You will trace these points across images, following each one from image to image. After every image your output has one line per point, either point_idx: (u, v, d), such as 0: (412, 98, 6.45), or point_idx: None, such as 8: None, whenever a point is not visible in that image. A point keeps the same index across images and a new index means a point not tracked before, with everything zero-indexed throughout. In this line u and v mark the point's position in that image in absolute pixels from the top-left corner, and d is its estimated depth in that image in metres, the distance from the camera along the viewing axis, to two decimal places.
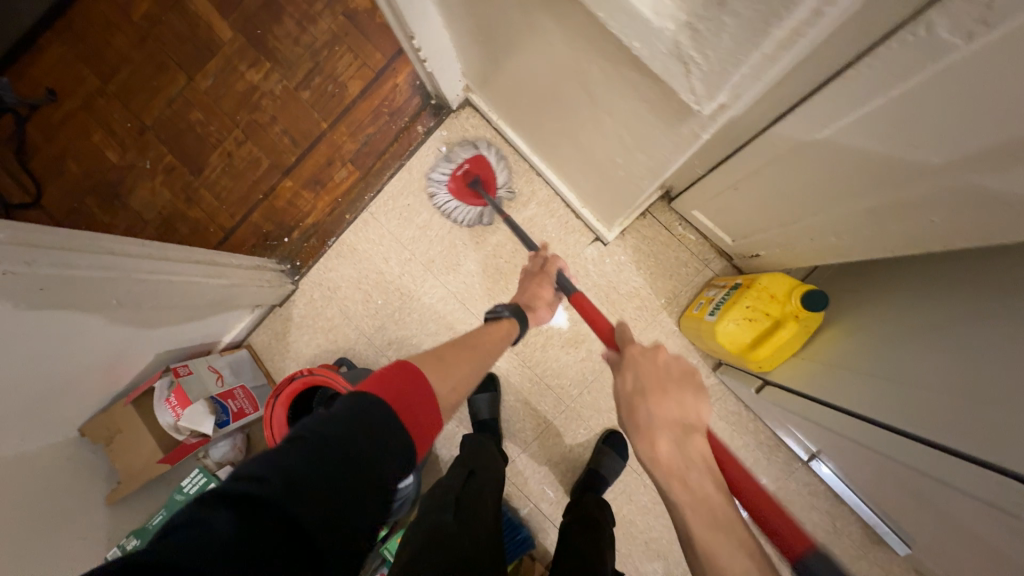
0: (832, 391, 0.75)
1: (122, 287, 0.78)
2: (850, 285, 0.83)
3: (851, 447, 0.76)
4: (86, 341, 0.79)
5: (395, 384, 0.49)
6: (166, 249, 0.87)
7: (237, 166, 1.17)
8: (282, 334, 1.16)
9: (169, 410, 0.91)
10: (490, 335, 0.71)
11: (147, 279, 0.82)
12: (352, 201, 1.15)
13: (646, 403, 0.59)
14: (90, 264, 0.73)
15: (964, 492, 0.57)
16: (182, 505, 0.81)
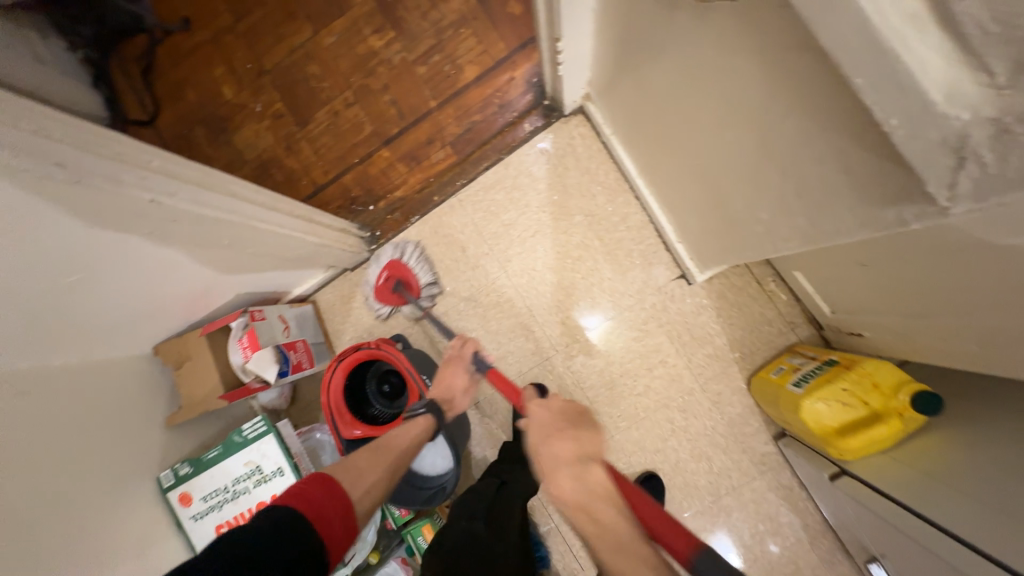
0: (917, 496, 0.69)
1: (234, 229, 0.81)
2: (969, 394, 0.75)
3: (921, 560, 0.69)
4: (190, 272, 0.83)
5: (306, 492, 0.61)
6: (278, 200, 0.90)
7: (341, 127, 1.19)
8: (348, 298, 1.18)
9: (239, 350, 0.94)
10: (405, 431, 0.79)
11: (256, 228, 0.84)
12: (442, 184, 1.15)
13: (550, 446, 0.69)
14: (217, 205, 0.76)
15: None
16: (238, 447, 0.82)
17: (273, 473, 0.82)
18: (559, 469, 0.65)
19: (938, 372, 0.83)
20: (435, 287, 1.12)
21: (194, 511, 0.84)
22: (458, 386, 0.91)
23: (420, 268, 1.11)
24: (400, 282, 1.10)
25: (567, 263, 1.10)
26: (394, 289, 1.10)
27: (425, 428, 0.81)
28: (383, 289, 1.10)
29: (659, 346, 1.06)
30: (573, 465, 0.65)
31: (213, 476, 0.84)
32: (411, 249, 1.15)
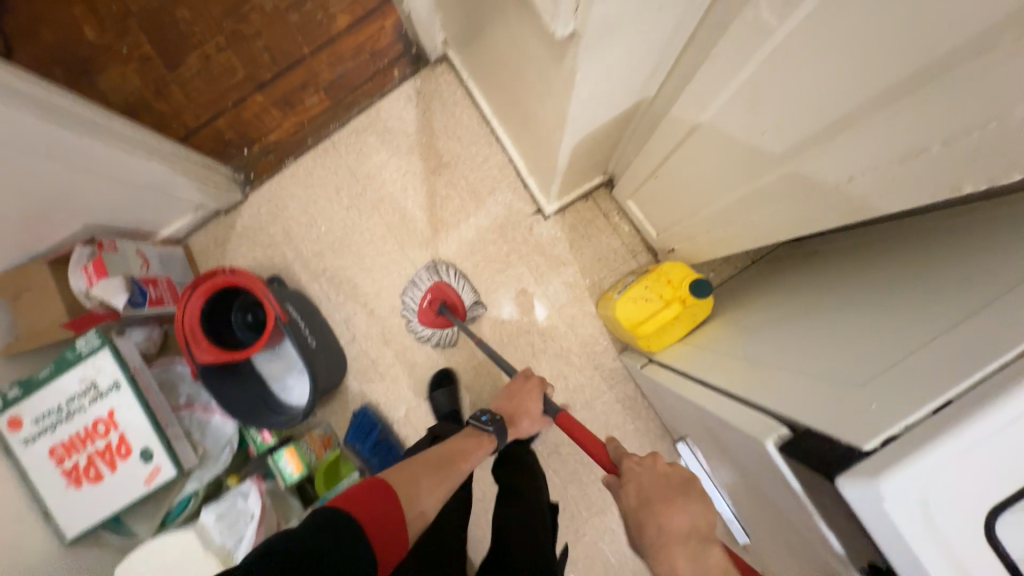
0: (690, 362, 0.78)
1: (52, 134, 0.79)
2: (769, 298, 0.81)
3: (686, 419, 0.78)
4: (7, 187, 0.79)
5: (361, 495, 0.57)
6: (105, 112, 0.87)
7: (213, 72, 1.19)
8: (222, 241, 1.18)
9: (84, 278, 0.92)
10: (464, 445, 0.76)
11: (83, 133, 0.82)
12: (316, 128, 1.19)
13: (654, 512, 0.55)
14: (16, 96, 0.73)
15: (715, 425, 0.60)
16: (70, 364, 0.81)
17: (111, 387, 0.82)
18: (669, 534, 0.54)
19: (760, 288, 0.90)
20: (480, 306, 1.13)
21: (25, 435, 0.82)
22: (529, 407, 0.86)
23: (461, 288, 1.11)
24: (446, 305, 1.10)
25: (435, 202, 1.17)
26: (440, 311, 1.10)
27: (481, 444, 0.77)
28: (427, 311, 1.09)
29: (520, 276, 1.15)
30: (680, 520, 0.54)
31: (44, 396, 0.82)
32: (445, 268, 1.12)
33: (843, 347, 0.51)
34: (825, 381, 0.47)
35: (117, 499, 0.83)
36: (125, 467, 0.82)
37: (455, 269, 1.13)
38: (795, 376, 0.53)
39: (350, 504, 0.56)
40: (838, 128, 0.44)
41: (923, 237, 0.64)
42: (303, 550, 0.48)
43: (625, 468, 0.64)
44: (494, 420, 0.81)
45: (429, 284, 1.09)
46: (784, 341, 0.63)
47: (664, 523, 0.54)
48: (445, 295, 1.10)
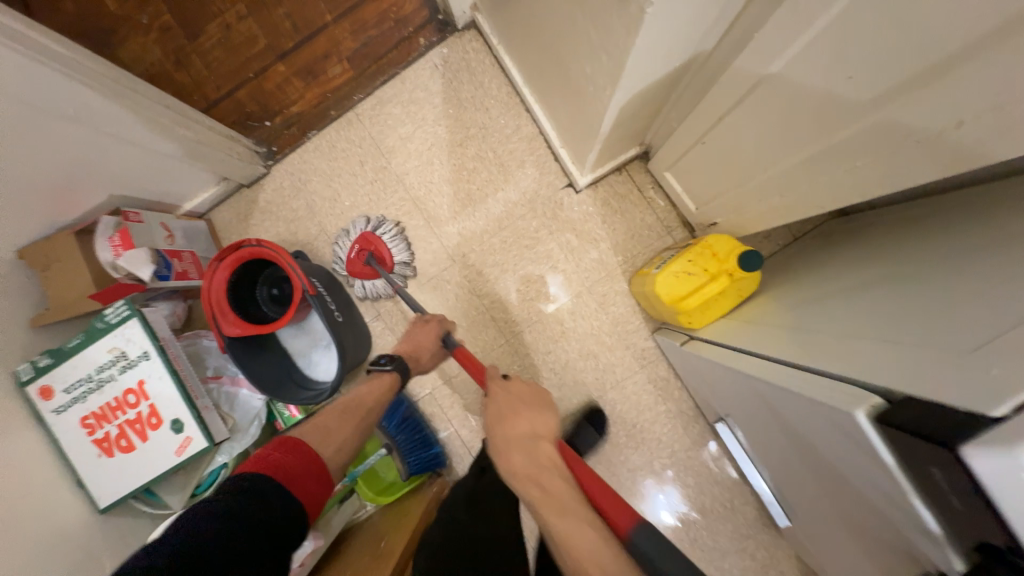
0: (739, 336, 0.75)
1: (80, 97, 0.78)
2: (829, 267, 0.77)
3: (733, 394, 0.75)
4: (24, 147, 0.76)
5: (274, 457, 0.64)
6: (135, 80, 0.84)
7: (234, 40, 1.15)
8: (245, 216, 1.16)
9: (111, 248, 0.91)
10: (369, 389, 0.82)
11: (95, 92, 0.79)
12: (340, 99, 1.15)
13: (501, 428, 0.66)
14: (50, 58, 0.71)
15: (775, 396, 0.58)
16: (100, 334, 0.80)
17: (140, 358, 0.81)
18: (510, 446, 0.64)
19: (813, 258, 0.85)
20: (409, 265, 1.10)
21: (56, 405, 0.81)
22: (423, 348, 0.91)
23: (392, 241, 1.08)
24: (374, 256, 1.09)
25: (462, 175, 1.13)
26: (367, 262, 1.08)
27: (388, 390, 0.83)
28: (355, 261, 1.08)
29: (549, 252, 1.11)
30: (519, 440, 0.64)
31: (76, 366, 0.82)
32: (388, 225, 1.09)
33: (928, 317, 0.47)
34: (918, 352, 0.43)
35: (149, 470, 0.82)
36: (156, 438, 0.82)
37: (399, 230, 1.11)
38: (876, 342, 0.49)
39: (263, 461, 0.64)
40: (948, 66, 0.39)
41: (996, 204, 0.59)
42: (236, 512, 0.56)
43: (490, 389, 0.73)
44: (393, 360, 0.86)
45: (356, 235, 1.08)
46: (850, 312, 0.58)
47: (513, 442, 0.64)
48: (372, 246, 1.08)
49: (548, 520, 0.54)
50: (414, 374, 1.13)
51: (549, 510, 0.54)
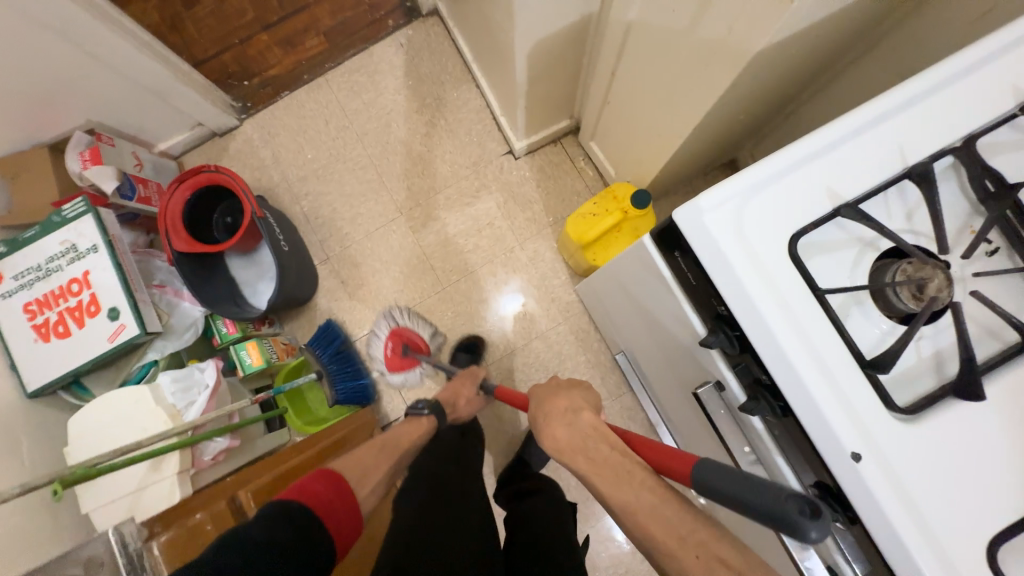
0: None
1: (68, 17, 0.87)
2: None
3: (616, 309, 0.84)
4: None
5: (314, 486, 0.56)
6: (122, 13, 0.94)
7: (225, 11, 1.31)
8: (213, 161, 1.27)
9: (83, 161, 1.01)
10: (408, 428, 0.77)
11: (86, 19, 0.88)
12: (313, 67, 1.30)
13: (541, 409, 0.60)
14: None
15: (622, 279, 0.67)
16: (56, 225, 0.88)
17: (89, 250, 0.88)
18: (550, 421, 0.58)
19: None
20: (439, 335, 1.16)
21: (3, 290, 0.88)
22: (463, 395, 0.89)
23: (420, 328, 1.14)
24: (408, 347, 1.13)
25: (416, 137, 1.25)
26: (403, 354, 1.12)
27: (424, 430, 0.77)
28: (391, 357, 1.12)
29: (489, 211, 1.22)
30: (562, 415, 0.57)
31: (27, 255, 0.89)
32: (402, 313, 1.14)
33: None
34: None
35: (79, 356, 0.88)
36: (92, 325, 0.88)
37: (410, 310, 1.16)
38: None
39: (299, 492, 0.55)
40: None
41: None
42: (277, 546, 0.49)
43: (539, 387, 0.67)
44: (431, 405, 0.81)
45: (386, 332, 1.12)
46: None
47: (556, 418, 0.58)
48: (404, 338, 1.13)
49: (593, 481, 0.50)
50: (356, 313, 1.21)
51: (597, 475, 0.50)
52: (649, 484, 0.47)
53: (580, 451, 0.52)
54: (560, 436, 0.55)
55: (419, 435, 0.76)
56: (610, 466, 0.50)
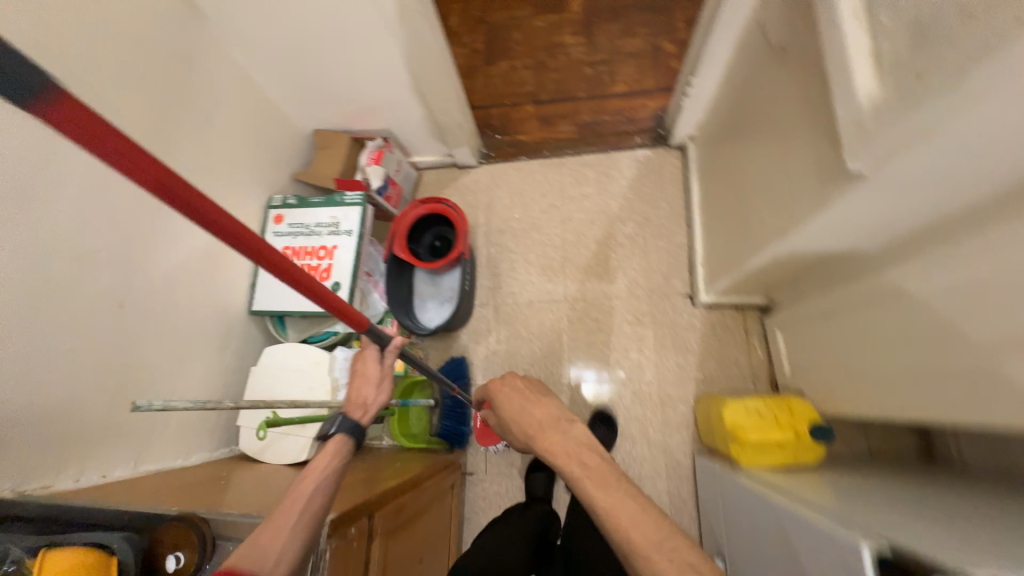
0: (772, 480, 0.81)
1: (422, 72, 1.11)
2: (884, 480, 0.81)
3: (747, 529, 0.80)
4: (369, 69, 1.12)
5: None
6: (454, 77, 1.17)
7: (512, 76, 1.56)
8: (443, 183, 1.49)
9: (370, 159, 1.26)
10: (314, 463, 0.65)
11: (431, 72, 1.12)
12: (555, 146, 1.48)
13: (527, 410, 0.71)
14: (425, 43, 1.04)
15: (786, 529, 0.64)
16: (335, 204, 1.12)
17: (345, 233, 1.11)
18: (543, 428, 0.67)
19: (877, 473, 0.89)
20: None
21: (276, 230, 1.13)
22: (371, 398, 0.77)
23: None
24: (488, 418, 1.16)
25: (610, 242, 1.34)
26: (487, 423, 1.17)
27: (334, 453, 0.68)
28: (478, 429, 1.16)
29: (642, 338, 1.25)
30: (558, 425, 0.67)
31: (304, 213, 1.13)
32: None
33: (955, 528, 0.53)
34: (926, 534, 0.50)
35: (292, 302, 1.07)
36: (316, 287, 1.08)
37: None
38: (891, 521, 0.56)
39: None
40: None
41: None
42: None
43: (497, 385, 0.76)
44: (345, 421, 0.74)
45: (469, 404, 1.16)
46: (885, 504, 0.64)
47: (553, 428, 0.67)
48: None
49: (586, 485, 0.58)
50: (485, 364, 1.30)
51: (589, 480, 0.58)
52: (632, 494, 0.56)
53: (572, 457, 0.62)
54: (556, 447, 0.64)
55: (338, 456, 0.68)
56: (605, 480, 0.58)
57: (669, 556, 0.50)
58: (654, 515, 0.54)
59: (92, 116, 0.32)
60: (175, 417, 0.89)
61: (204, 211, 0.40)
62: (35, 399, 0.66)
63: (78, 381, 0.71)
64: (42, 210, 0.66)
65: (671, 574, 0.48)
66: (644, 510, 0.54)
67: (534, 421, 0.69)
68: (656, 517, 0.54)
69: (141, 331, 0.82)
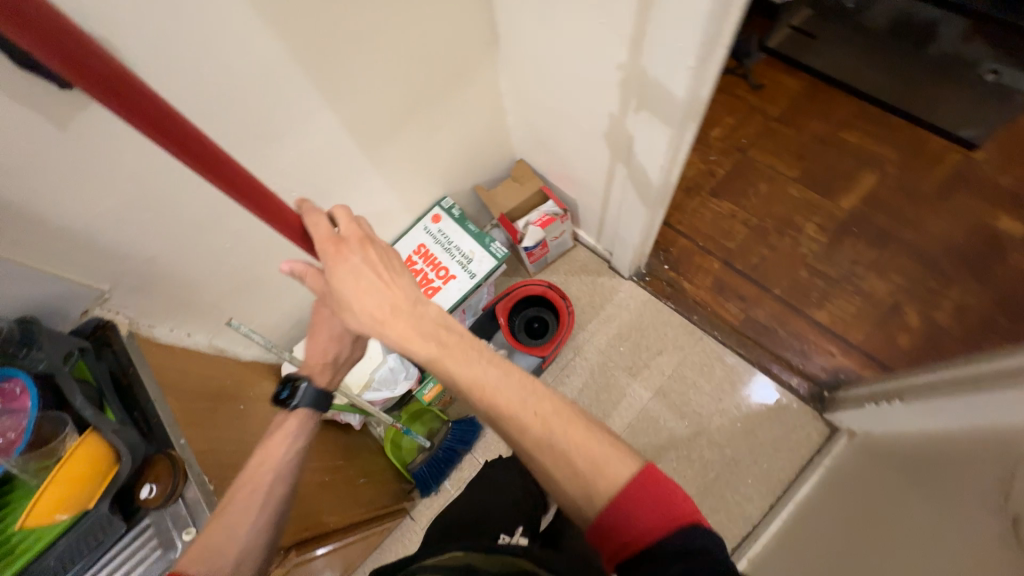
0: None
1: (636, 193, 1.07)
2: None
3: None
4: (590, 157, 1.12)
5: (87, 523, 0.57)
6: (660, 209, 1.10)
7: (723, 222, 1.43)
8: (584, 267, 1.45)
9: (538, 220, 1.30)
10: (273, 442, 0.69)
11: (636, 196, 1.08)
12: (709, 318, 1.32)
13: (366, 294, 0.65)
14: (653, 178, 0.99)
15: None
16: (480, 243, 1.18)
17: (469, 273, 1.16)
18: (396, 315, 0.65)
19: None
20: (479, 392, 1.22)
21: (426, 225, 1.21)
22: (342, 355, 0.77)
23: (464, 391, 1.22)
24: None
25: (683, 447, 1.21)
26: None
27: (297, 430, 0.72)
28: None
29: None
30: (410, 309, 0.66)
31: (455, 231, 1.19)
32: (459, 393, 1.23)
33: None
34: None
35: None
36: None
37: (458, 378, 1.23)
38: None
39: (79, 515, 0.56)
40: None
41: None
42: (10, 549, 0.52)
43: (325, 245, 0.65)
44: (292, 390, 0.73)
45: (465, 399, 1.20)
46: None
47: (405, 312, 0.66)
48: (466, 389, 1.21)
49: (447, 364, 0.64)
50: (491, 445, 1.29)
51: (447, 356, 0.64)
52: (567, 431, 0.59)
53: (428, 338, 0.65)
54: (414, 343, 0.65)
55: (300, 435, 0.72)
56: (462, 355, 0.65)
57: (532, 410, 0.61)
58: (516, 376, 0.64)
59: (63, 27, 0.36)
60: (257, 317, 1.04)
61: (145, 108, 0.42)
62: (179, 271, 0.82)
63: (213, 271, 0.87)
64: (275, 150, 0.80)
65: (539, 431, 0.60)
66: (505, 374, 0.64)
67: (375, 300, 0.65)
68: (528, 385, 0.63)
69: (277, 254, 0.97)
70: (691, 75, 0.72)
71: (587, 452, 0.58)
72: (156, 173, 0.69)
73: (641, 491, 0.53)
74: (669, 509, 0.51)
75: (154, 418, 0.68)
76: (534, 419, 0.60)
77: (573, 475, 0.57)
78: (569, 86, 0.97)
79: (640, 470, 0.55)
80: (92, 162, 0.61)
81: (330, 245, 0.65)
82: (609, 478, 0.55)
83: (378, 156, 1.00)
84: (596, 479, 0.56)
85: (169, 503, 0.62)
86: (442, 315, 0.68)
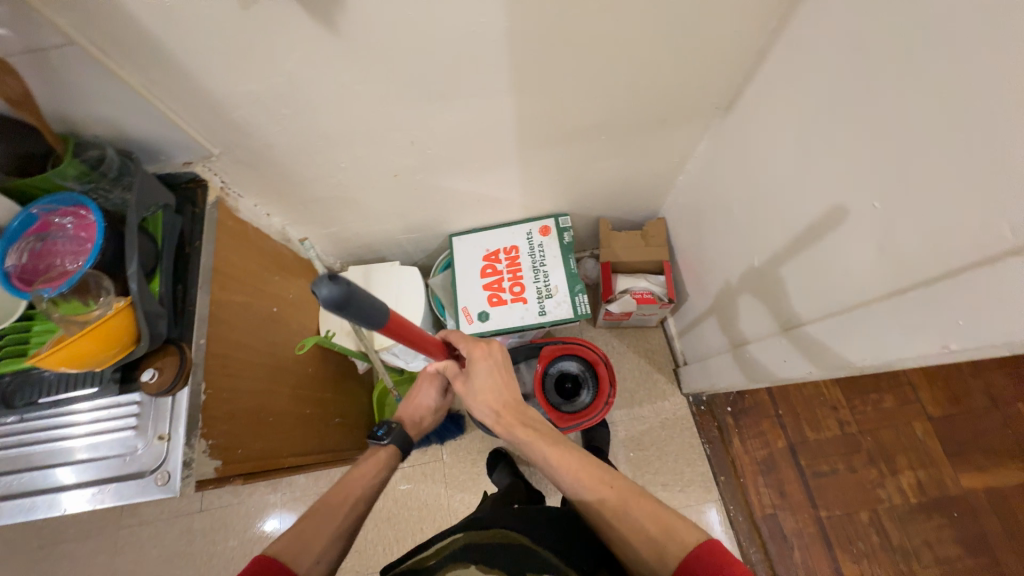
0: None
1: (744, 355, 0.90)
2: None
3: None
4: (733, 284, 0.92)
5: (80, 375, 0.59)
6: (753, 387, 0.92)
7: (822, 412, 1.19)
8: (651, 355, 1.31)
9: (637, 293, 1.15)
10: (358, 471, 0.71)
11: (751, 365, 0.88)
12: (734, 486, 1.15)
13: (478, 379, 0.70)
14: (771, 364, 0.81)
15: None
16: (569, 284, 1.05)
17: (541, 306, 1.05)
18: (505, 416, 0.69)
19: None
20: None
21: (532, 232, 1.10)
22: (427, 423, 0.85)
23: None
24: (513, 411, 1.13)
25: None
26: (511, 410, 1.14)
27: (386, 463, 0.73)
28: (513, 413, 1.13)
29: None
30: (515, 410, 0.70)
31: (554, 258, 1.07)
32: None
33: None
34: None
35: (462, 274, 1.08)
36: (482, 294, 1.06)
37: None
38: None
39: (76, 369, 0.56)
40: None
41: None
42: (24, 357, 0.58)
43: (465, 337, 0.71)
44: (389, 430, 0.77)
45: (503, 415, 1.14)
46: None
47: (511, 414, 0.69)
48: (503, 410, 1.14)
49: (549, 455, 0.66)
50: (461, 453, 1.27)
51: (549, 445, 0.67)
52: (644, 510, 0.58)
53: (533, 434, 0.68)
54: (523, 433, 0.69)
55: (386, 468, 0.73)
56: (565, 449, 0.67)
57: (610, 488, 0.62)
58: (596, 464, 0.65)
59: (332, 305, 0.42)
60: (336, 229, 1.01)
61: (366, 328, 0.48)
62: (285, 165, 0.78)
63: (317, 178, 0.83)
64: (434, 108, 0.70)
65: (614, 502, 0.60)
66: (589, 460, 0.65)
67: (493, 404, 0.69)
68: (602, 464, 0.65)
69: None
70: (906, 344, 0.52)
71: (669, 524, 0.56)
72: (308, 80, 0.61)
73: (704, 563, 0.51)
74: (721, 567, 0.50)
75: (189, 306, 0.66)
76: (613, 492, 0.61)
77: (642, 538, 0.56)
78: (761, 219, 0.78)
79: (699, 543, 0.53)
80: (256, 46, 0.55)
81: (466, 338, 0.71)
82: (676, 546, 0.54)
83: (530, 154, 0.87)
84: (664, 543, 0.55)
85: (161, 396, 0.61)
86: (533, 414, 0.71)
